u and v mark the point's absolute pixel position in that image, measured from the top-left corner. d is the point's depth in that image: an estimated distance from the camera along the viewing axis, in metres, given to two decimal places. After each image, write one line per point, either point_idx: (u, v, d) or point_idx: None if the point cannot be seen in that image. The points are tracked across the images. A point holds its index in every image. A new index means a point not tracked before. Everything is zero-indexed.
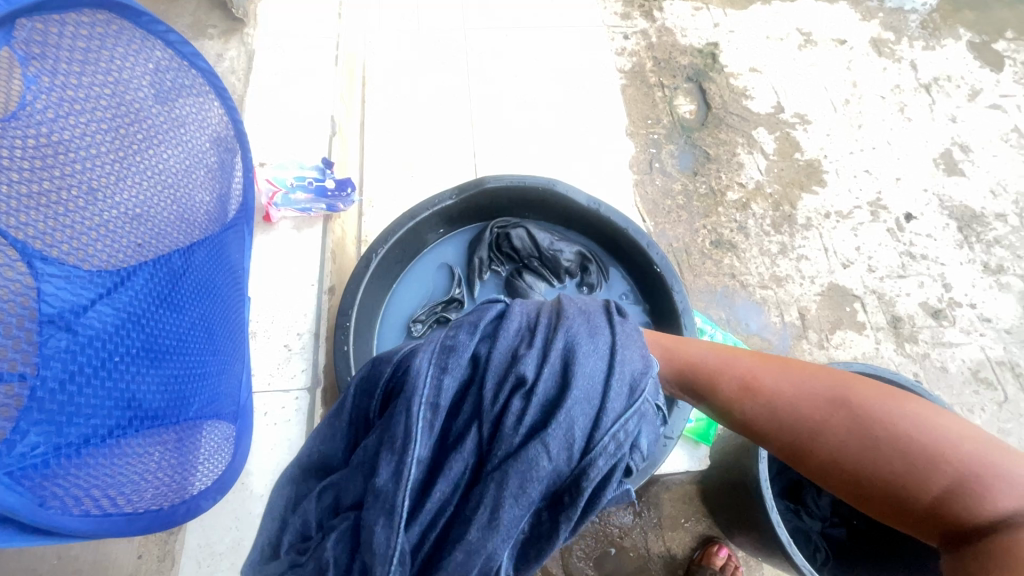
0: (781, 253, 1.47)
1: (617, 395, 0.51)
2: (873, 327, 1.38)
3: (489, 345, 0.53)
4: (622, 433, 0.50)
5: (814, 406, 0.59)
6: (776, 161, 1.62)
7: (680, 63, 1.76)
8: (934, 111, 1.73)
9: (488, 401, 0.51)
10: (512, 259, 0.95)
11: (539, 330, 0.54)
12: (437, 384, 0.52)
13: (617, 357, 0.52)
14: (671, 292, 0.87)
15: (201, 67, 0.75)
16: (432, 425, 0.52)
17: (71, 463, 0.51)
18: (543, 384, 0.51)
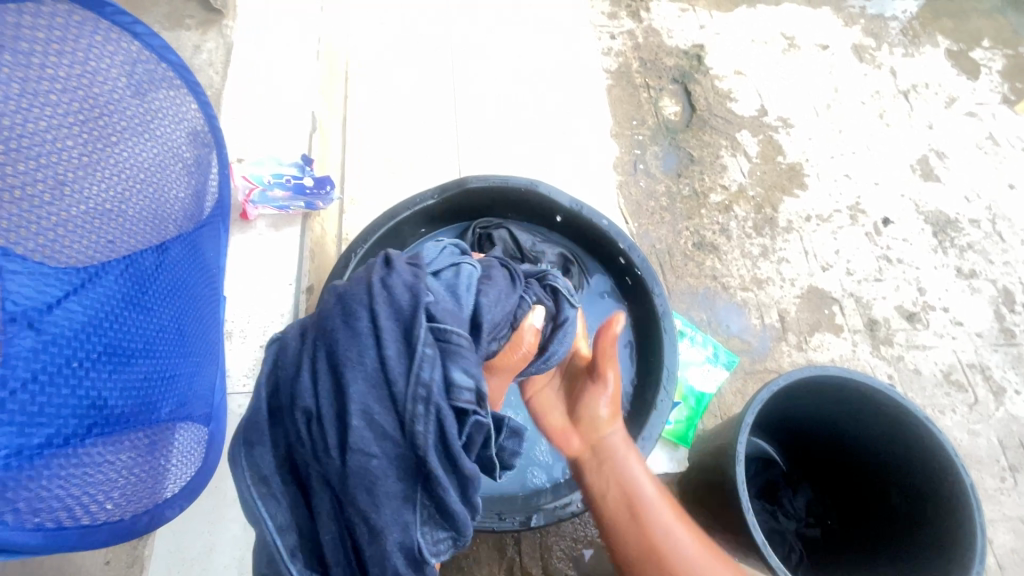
0: (762, 255, 1.49)
1: (394, 361, 0.59)
2: (850, 330, 1.41)
3: (282, 398, 0.62)
4: (414, 387, 0.58)
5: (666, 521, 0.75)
6: (759, 164, 1.64)
7: (666, 65, 1.77)
8: (912, 117, 1.76)
9: (302, 442, 0.59)
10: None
11: (310, 358, 0.62)
12: (259, 461, 0.61)
13: (380, 352, 0.59)
14: (652, 295, 0.88)
15: (173, 60, 0.72)
16: (277, 489, 0.61)
17: (35, 469, 0.50)
18: (326, 409, 0.58)
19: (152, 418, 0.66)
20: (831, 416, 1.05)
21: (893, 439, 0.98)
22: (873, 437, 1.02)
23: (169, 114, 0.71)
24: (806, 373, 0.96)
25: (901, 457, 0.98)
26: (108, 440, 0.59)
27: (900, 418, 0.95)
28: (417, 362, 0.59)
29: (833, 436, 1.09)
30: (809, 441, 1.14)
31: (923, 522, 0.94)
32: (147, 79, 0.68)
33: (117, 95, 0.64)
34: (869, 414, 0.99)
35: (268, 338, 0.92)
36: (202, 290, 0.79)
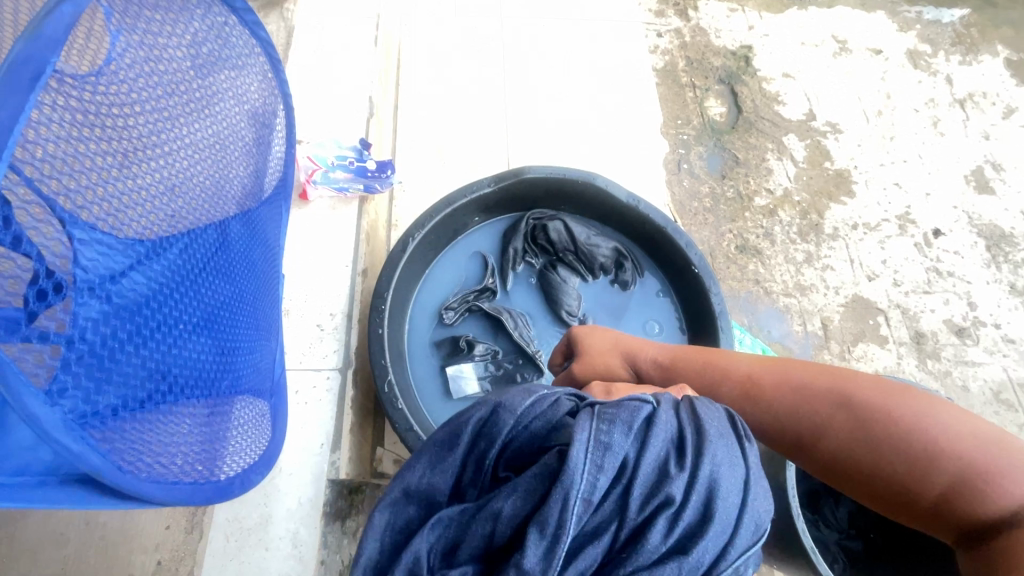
0: (807, 261, 1.46)
1: (745, 535, 0.46)
2: (896, 341, 1.37)
3: (640, 448, 0.46)
4: (740, 573, 0.45)
5: (841, 412, 0.65)
6: (806, 169, 1.61)
7: (713, 65, 1.75)
8: (967, 127, 1.71)
9: (633, 511, 0.44)
10: (544, 251, 0.94)
11: (686, 444, 0.48)
12: (593, 480, 0.44)
13: (741, 516, 0.46)
14: (709, 294, 0.86)
15: (260, 36, 0.78)
16: (579, 520, 0.44)
17: (112, 424, 0.52)
18: (688, 511, 0.44)
19: (214, 388, 0.68)
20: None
21: None
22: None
23: (234, 92, 0.75)
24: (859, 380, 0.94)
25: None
26: (179, 406, 0.62)
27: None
28: (745, 528, 0.46)
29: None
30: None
31: None
32: (218, 56, 0.71)
33: (189, 71, 0.67)
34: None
35: (325, 318, 0.92)
36: (258, 265, 0.82)
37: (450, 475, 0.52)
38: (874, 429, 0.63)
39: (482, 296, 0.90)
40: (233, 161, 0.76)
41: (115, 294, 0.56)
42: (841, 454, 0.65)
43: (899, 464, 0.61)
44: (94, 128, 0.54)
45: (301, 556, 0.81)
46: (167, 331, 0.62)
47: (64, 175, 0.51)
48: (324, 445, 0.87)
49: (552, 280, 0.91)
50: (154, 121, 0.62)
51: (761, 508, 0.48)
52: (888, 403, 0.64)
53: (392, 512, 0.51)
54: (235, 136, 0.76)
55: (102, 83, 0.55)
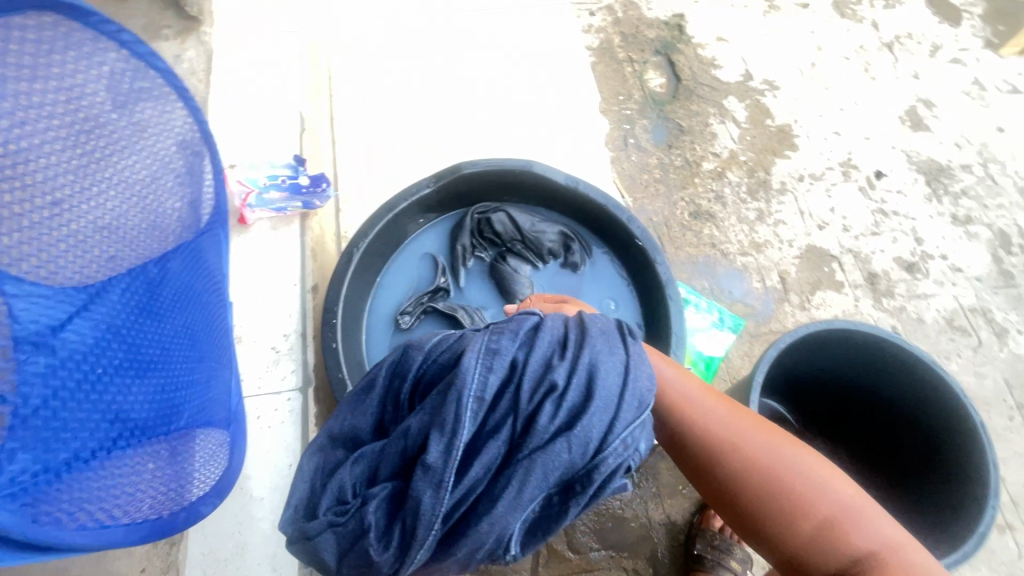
0: (759, 219, 1.49)
1: (628, 410, 0.58)
2: (851, 285, 1.41)
3: (526, 352, 0.61)
4: (630, 439, 0.58)
5: (754, 451, 0.68)
6: (748, 129, 1.64)
7: (648, 38, 1.77)
8: (897, 69, 1.75)
9: (524, 401, 0.58)
10: (493, 244, 0.94)
11: (568, 344, 0.62)
12: (483, 380, 0.59)
13: (620, 399, 0.58)
14: (655, 264, 0.88)
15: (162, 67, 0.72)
16: (475, 414, 0.58)
17: (64, 481, 0.52)
18: (572, 391, 0.58)
19: (170, 427, 0.67)
20: (845, 370, 1.06)
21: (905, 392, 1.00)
22: (889, 390, 1.03)
23: (153, 125, 0.72)
24: (821, 326, 0.96)
25: (915, 410, 0.99)
26: (129, 454, 0.60)
27: (913, 370, 0.96)
28: (624, 411, 0.58)
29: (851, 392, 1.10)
30: (828, 400, 1.15)
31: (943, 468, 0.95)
32: (130, 90, 0.69)
33: (94, 112, 0.64)
34: (885, 367, 1.00)
35: (279, 339, 0.94)
36: (201, 297, 0.80)
37: (372, 415, 0.71)
38: (788, 485, 0.65)
39: (436, 296, 0.90)
40: (163, 195, 0.74)
41: (57, 342, 0.55)
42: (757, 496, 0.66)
43: (788, 512, 0.64)
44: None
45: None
46: (116, 375, 0.61)
47: None
48: (296, 467, 0.88)
49: (504, 271, 0.92)
50: (62, 167, 0.60)
51: (643, 383, 0.60)
52: (809, 470, 0.66)
53: (322, 456, 0.71)
54: (162, 170, 0.74)
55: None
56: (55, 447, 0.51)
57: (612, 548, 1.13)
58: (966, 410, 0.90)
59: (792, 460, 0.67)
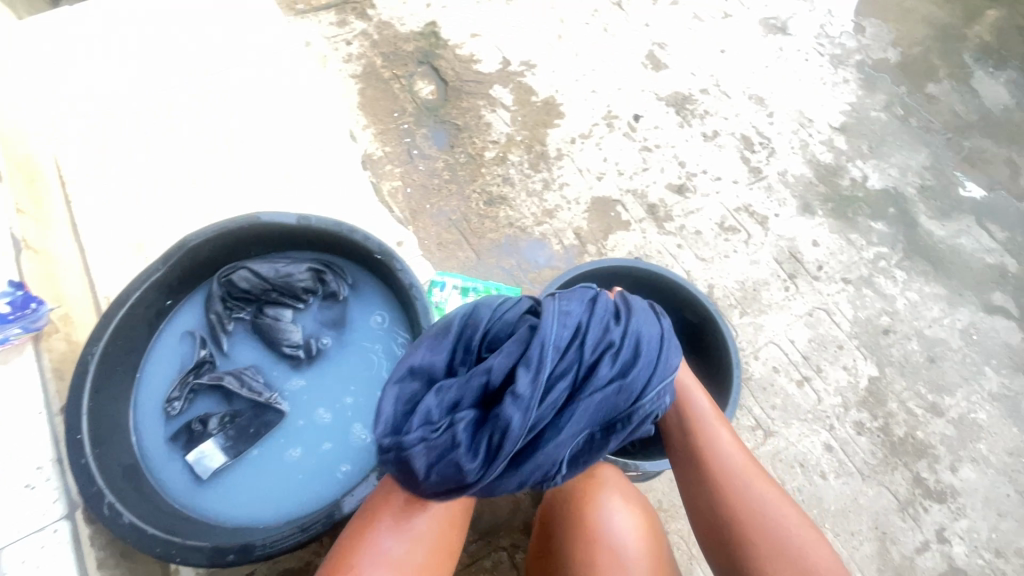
0: (545, 188, 1.62)
1: (649, 372, 0.85)
2: (637, 221, 1.57)
3: (587, 317, 0.86)
4: (656, 401, 0.85)
5: (733, 471, 0.86)
6: (518, 110, 1.76)
7: (407, 52, 1.84)
8: (631, 21, 1.95)
9: (546, 376, 0.81)
10: (249, 302, 0.99)
11: (618, 318, 0.88)
12: (550, 341, 0.82)
13: (625, 371, 0.84)
14: (397, 270, 0.93)
15: None
16: (534, 377, 0.80)
17: None
18: (584, 374, 0.83)
19: None
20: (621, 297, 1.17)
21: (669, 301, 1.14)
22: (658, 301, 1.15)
23: None
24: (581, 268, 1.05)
25: (681, 312, 1.13)
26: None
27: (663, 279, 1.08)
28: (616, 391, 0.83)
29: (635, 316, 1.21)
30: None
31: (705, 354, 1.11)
32: None
33: None
34: (646, 284, 1.12)
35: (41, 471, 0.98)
36: None
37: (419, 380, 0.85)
38: (758, 503, 0.82)
39: (203, 368, 0.94)
40: None
41: None
42: (751, 491, 0.83)
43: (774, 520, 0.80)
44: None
45: None
46: None
47: None
48: None
49: (264, 324, 0.98)
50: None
51: (657, 361, 0.86)
52: (770, 494, 0.83)
53: (400, 386, 0.84)
54: None
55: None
56: None
57: (486, 532, 1.19)
58: (701, 299, 1.06)
59: (757, 481, 0.85)
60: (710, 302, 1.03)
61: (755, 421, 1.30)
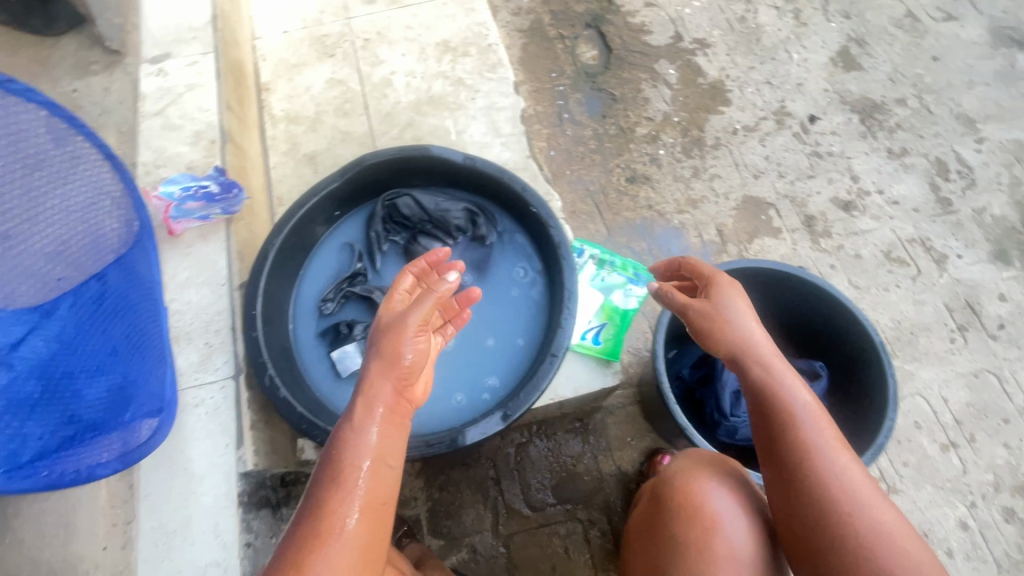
0: (694, 176, 1.53)
1: None
2: (788, 230, 1.45)
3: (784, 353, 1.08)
4: None
5: (810, 460, 0.68)
6: (680, 90, 1.67)
7: (577, 13, 1.81)
8: (828, 12, 1.76)
9: None
10: (405, 228, 1.01)
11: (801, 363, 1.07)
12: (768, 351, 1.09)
13: None
14: (551, 228, 0.92)
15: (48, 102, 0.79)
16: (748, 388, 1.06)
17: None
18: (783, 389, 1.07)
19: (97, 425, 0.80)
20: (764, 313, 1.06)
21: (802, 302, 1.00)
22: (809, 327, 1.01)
23: (74, 166, 0.83)
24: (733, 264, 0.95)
25: (819, 319, 0.99)
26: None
27: (823, 301, 0.95)
28: None
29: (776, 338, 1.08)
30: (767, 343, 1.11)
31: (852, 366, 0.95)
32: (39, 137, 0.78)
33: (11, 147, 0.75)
34: (798, 296, 0.99)
35: (211, 334, 0.95)
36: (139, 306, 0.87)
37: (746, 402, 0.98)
38: (824, 465, 0.68)
39: (354, 280, 0.97)
40: (88, 224, 0.86)
41: (13, 359, 0.73)
42: (811, 447, 0.69)
43: (840, 487, 0.66)
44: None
45: (225, 543, 0.80)
46: (25, 382, 0.74)
47: None
48: (230, 445, 0.86)
49: (415, 251, 0.99)
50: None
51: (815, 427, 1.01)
52: (838, 449, 0.69)
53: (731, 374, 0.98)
54: (87, 201, 0.86)
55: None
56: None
57: (567, 501, 1.20)
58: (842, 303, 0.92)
59: (816, 424, 0.71)
60: (877, 337, 0.88)
61: (882, 473, 1.16)
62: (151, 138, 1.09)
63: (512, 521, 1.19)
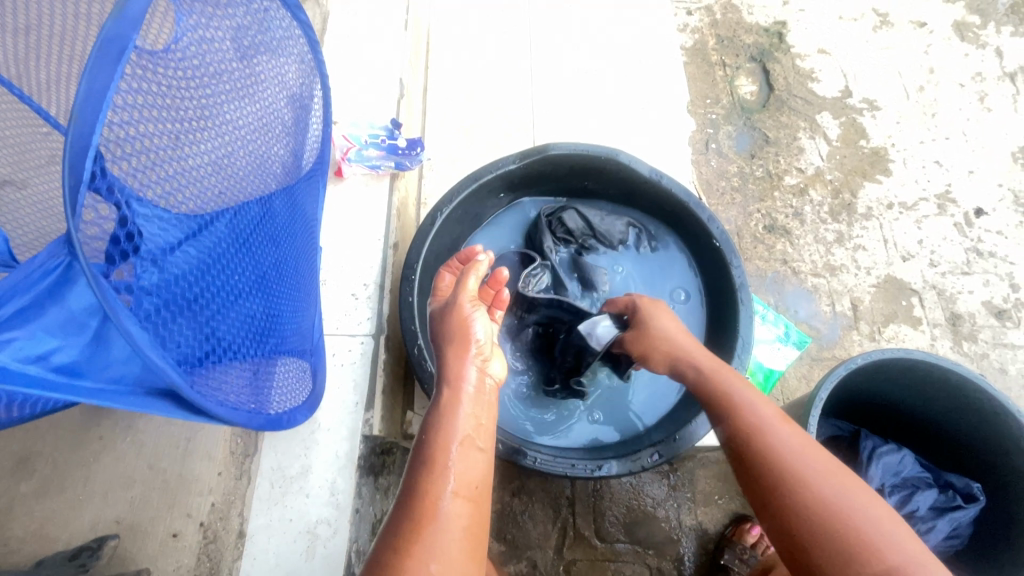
0: (837, 241, 1.44)
1: None
2: (930, 323, 1.34)
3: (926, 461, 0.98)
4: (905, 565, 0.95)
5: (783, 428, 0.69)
6: (840, 147, 1.56)
7: (744, 43, 1.71)
8: (1017, 102, 1.63)
9: None
10: (567, 240, 1.03)
11: None
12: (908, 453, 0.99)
13: (941, 556, 0.90)
14: (731, 268, 0.92)
15: (301, 19, 0.84)
16: None
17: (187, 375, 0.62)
18: None
19: (259, 349, 0.75)
20: (922, 419, 0.95)
21: (950, 405, 0.89)
22: (970, 449, 0.90)
23: (275, 75, 0.81)
24: (910, 355, 0.86)
25: (972, 427, 0.88)
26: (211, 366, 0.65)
27: (1002, 426, 0.84)
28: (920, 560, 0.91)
29: (921, 446, 0.97)
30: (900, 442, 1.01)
31: (1011, 487, 0.84)
32: (267, 43, 0.78)
33: (246, 51, 0.75)
34: (949, 398, 0.89)
35: (359, 287, 0.94)
36: (299, 238, 0.89)
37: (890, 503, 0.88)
38: (769, 442, 0.68)
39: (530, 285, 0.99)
40: (271, 140, 0.84)
41: (164, 262, 0.63)
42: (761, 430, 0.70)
43: (827, 477, 0.63)
44: (151, 103, 0.60)
45: (338, 503, 0.79)
46: (226, 298, 0.70)
47: (143, 152, 0.60)
48: (359, 404, 0.86)
49: (584, 266, 1.01)
50: (199, 95, 0.68)
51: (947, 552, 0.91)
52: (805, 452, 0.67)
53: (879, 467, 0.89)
54: (275, 118, 0.84)
55: (158, 61, 0.60)
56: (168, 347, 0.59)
57: (639, 543, 1.14)
58: (1008, 412, 0.82)
59: (781, 430, 0.69)
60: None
61: None
62: (334, 76, 1.08)
63: (578, 548, 1.13)
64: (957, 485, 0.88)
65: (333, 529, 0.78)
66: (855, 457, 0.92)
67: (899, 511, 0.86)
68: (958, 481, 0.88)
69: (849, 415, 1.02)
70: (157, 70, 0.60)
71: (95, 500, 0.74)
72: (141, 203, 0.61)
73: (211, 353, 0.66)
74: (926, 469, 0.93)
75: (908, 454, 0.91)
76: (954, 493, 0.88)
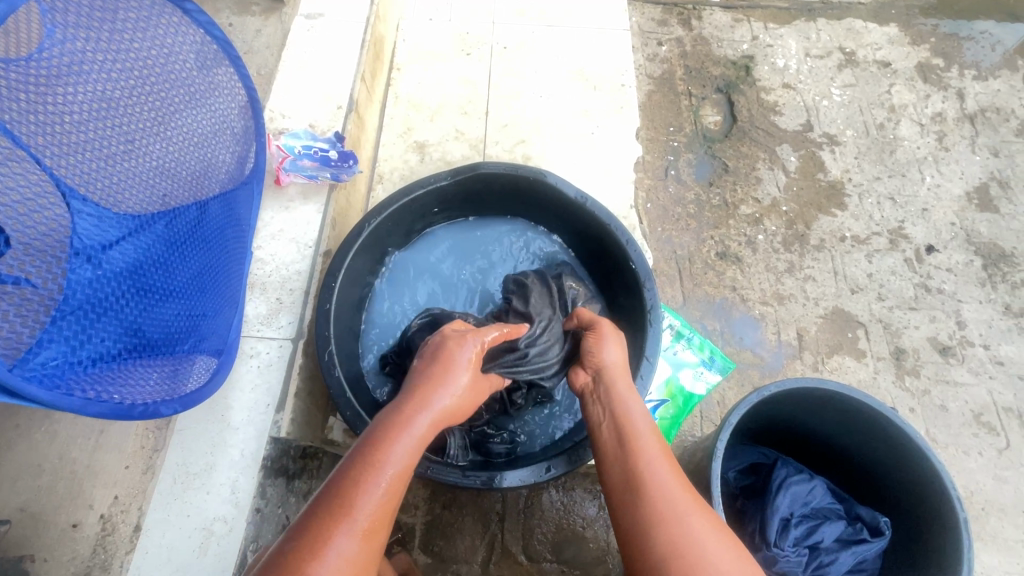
0: (787, 271, 1.46)
1: None
2: (873, 356, 1.35)
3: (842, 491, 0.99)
4: None
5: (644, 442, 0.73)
6: (797, 179, 1.59)
7: (711, 74, 1.75)
8: (975, 144, 1.66)
9: None
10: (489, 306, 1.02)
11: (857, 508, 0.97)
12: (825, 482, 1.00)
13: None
14: (644, 290, 0.97)
15: (217, 35, 0.86)
16: None
17: (88, 372, 0.66)
18: None
19: (176, 348, 0.79)
20: (837, 446, 0.95)
21: (862, 433, 0.90)
22: (882, 478, 0.90)
23: (217, 88, 0.88)
24: (821, 382, 0.87)
25: (883, 455, 0.89)
26: (114, 360, 0.70)
27: (906, 457, 0.84)
28: None
29: (840, 476, 0.98)
30: (821, 470, 1.01)
31: (917, 520, 0.84)
32: (201, 57, 0.85)
33: (186, 68, 0.83)
34: (858, 425, 0.89)
35: (284, 293, 0.98)
36: (232, 246, 0.92)
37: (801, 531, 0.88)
38: (651, 482, 0.68)
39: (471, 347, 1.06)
40: (215, 148, 0.90)
41: (100, 260, 0.73)
42: (648, 472, 0.69)
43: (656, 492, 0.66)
44: (56, 126, 0.67)
45: (237, 501, 0.81)
46: (144, 299, 0.76)
47: (59, 167, 0.68)
48: (271, 405, 0.88)
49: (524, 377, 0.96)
50: (122, 108, 0.75)
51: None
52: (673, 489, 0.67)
53: (789, 495, 0.89)
54: (221, 127, 0.90)
55: (50, 65, 0.65)
56: (75, 350, 0.65)
57: (565, 562, 1.14)
58: (913, 442, 0.83)
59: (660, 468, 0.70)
60: (960, 521, 0.77)
61: None
62: (285, 91, 1.12)
63: (503, 565, 1.13)
64: (866, 517, 0.89)
65: (228, 527, 0.79)
66: (767, 486, 0.92)
67: (804, 542, 0.86)
68: (867, 513, 0.89)
69: (772, 440, 1.02)
70: (60, 101, 0.67)
71: (3, 488, 0.77)
72: (75, 199, 0.71)
73: (124, 348, 0.72)
74: (839, 500, 0.94)
75: (819, 484, 0.92)
76: (862, 526, 0.89)
